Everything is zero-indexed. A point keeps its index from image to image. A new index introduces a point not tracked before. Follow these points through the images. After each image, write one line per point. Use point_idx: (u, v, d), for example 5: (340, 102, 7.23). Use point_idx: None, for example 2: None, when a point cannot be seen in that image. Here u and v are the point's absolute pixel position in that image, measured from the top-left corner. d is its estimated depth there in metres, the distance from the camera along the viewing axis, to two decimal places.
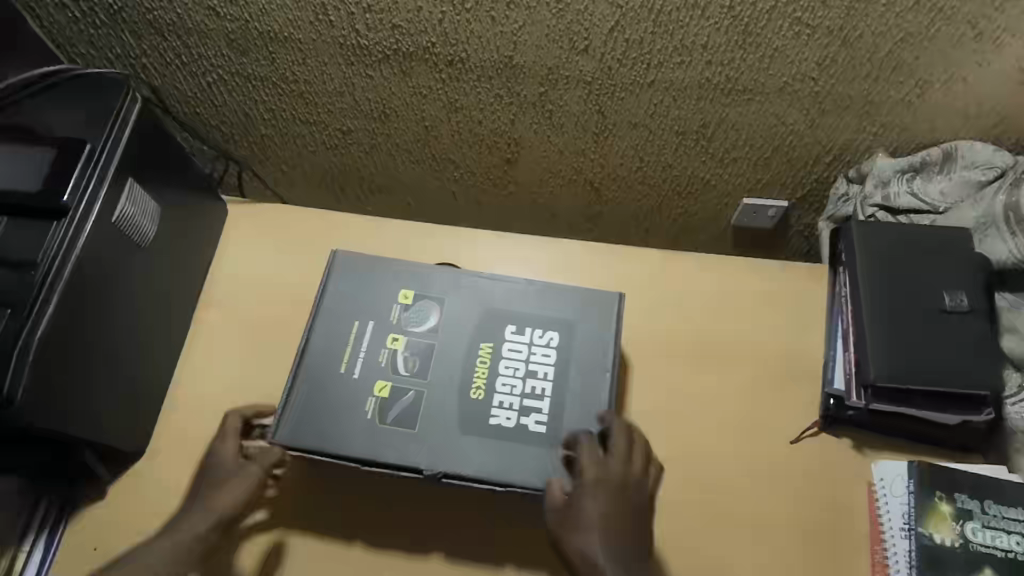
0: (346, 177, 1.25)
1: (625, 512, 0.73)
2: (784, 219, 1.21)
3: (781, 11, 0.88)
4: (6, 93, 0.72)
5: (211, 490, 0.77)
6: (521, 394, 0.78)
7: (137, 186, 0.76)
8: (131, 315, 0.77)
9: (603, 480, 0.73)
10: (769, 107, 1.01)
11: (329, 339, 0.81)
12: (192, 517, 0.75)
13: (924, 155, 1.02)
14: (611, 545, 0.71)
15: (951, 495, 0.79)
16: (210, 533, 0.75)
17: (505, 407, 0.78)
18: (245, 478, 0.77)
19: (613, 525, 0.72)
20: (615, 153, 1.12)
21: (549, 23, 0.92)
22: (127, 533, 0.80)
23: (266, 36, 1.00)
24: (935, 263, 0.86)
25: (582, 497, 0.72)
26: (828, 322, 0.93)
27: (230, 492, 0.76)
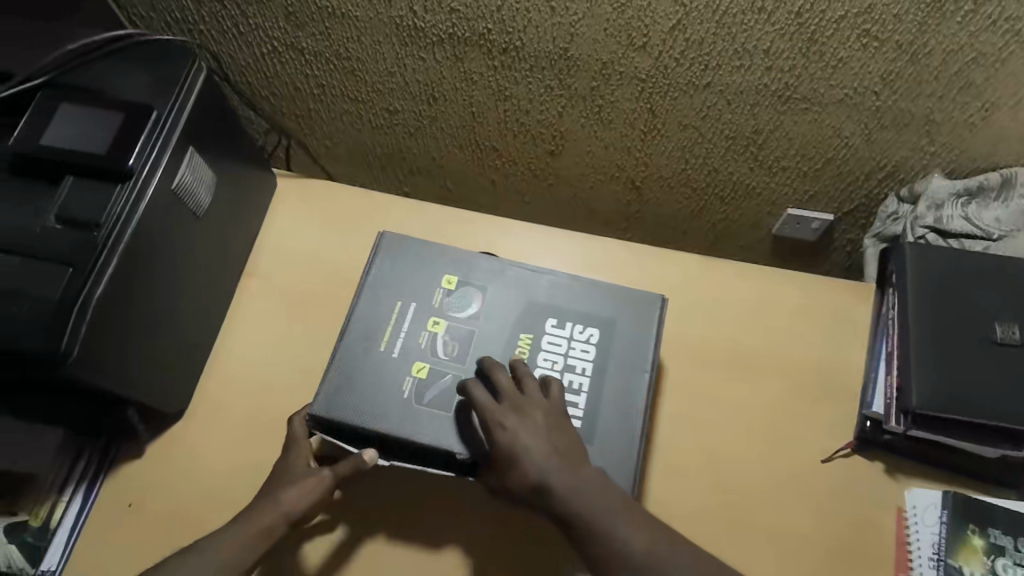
0: (388, 157, 1.25)
1: (548, 429, 0.71)
2: (828, 233, 1.19)
3: (851, 22, 0.85)
4: (80, 51, 0.75)
5: (281, 485, 0.75)
6: None
7: (196, 156, 0.77)
8: (178, 280, 0.78)
9: (504, 412, 0.71)
10: (826, 118, 0.99)
11: (371, 318, 0.82)
12: (262, 510, 0.73)
13: (981, 179, 0.99)
14: (542, 461, 0.68)
15: (985, 530, 0.78)
16: (278, 527, 0.72)
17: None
18: (315, 484, 0.75)
19: (536, 443, 0.69)
20: (661, 153, 1.10)
21: (609, 17, 0.91)
22: (161, 492, 0.82)
23: (323, 12, 1.00)
24: (985, 291, 0.84)
25: (496, 438, 0.70)
26: (872, 343, 0.92)
27: (299, 495, 0.74)
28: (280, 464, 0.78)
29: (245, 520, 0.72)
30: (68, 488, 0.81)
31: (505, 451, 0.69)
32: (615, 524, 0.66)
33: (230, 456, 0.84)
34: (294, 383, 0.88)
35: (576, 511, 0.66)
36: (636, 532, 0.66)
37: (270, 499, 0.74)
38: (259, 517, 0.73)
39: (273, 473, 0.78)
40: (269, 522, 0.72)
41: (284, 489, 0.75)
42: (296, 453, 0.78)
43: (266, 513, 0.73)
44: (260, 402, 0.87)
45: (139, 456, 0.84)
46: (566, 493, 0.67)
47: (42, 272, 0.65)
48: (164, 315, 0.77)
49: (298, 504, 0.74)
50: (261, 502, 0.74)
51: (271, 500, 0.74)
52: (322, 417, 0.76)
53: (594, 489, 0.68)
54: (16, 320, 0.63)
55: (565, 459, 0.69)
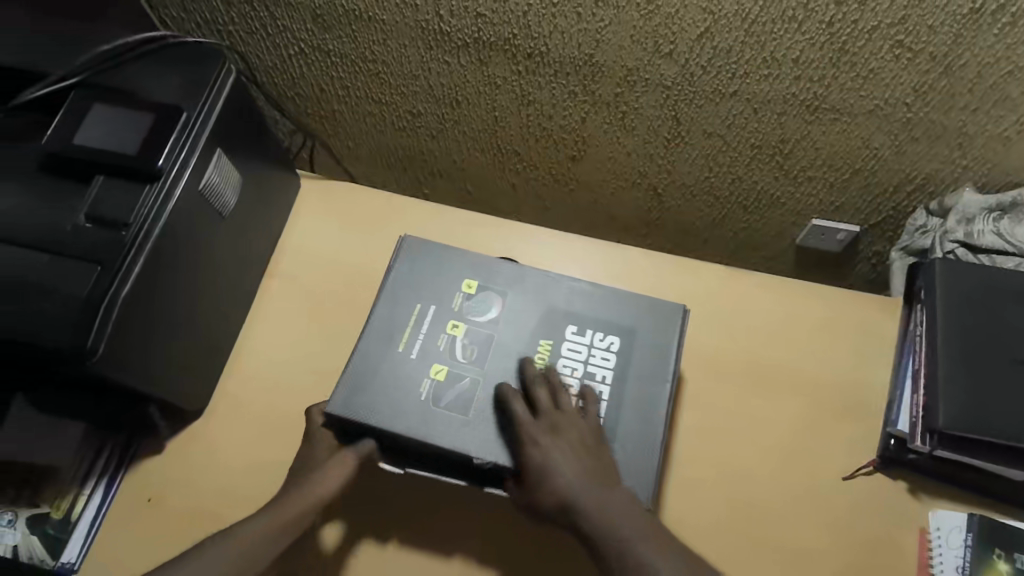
0: (410, 159, 1.26)
1: (581, 449, 0.71)
2: (853, 244, 1.17)
3: (883, 32, 0.84)
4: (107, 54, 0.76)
5: (304, 475, 0.76)
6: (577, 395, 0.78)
7: (223, 157, 0.78)
8: (201, 278, 0.79)
9: (539, 428, 0.72)
10: (854, 130, 0.97)
11: (390, 320, 0.82)
12: (290, 499, 0.73)
13: (1015, 194, 0.97)
14: (572, 481, 0.69)
15: (1011, 555, 0.76)
16: (305, 516, 0.73)
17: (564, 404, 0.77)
18: (337, 471, 0.75)
19: (567, 462, 0.70)
20: (685, 160, 1.09)
21: (636, 24, 0.90)
22: (179, 487, 0.83)
23: (350, 14, 1.01)
24: (1017, 310, 0.82)
25: (529, 453, 0.71)
26: (896, 360, 0.90)
27: (323, 483, 0.74)
28: (303, 454, 0.78)
29: (274, 509, 0.73)
30: (89, 482, 0.83)
31: (536, 467, 0.70)
32: (642, 553, 0.65)
33: (247, 455, 0.85)
34: (312, 383, 0.89)
35: (603, 535, 0.67)
36: (664, 560, 0.65)
37: (299, 489, 0.74)
38: (292, 504, 0.73)
39: (298, 463, 0.78)
40: (297, 511, 0.73)
41: (313, 479, 0.75)
42: (321, 442, 0.78)
43: (298, 502, 0.73)
44: (278, 401, 0.88)
45: (159, 451, 0.85)
46: (593, 516, 0.67)
47: (71, 270, 0.66)
48: (186, 314, 0.78)
49: (327, 493, 0.74)
50: (290, 491, 0.74)
51: (301, 490, 0.74)
52: (339, 417, 0.76)
53: (621, 513, 0.68)
54: (44, 316, 0.64)
55: (595, 481, 0.69)
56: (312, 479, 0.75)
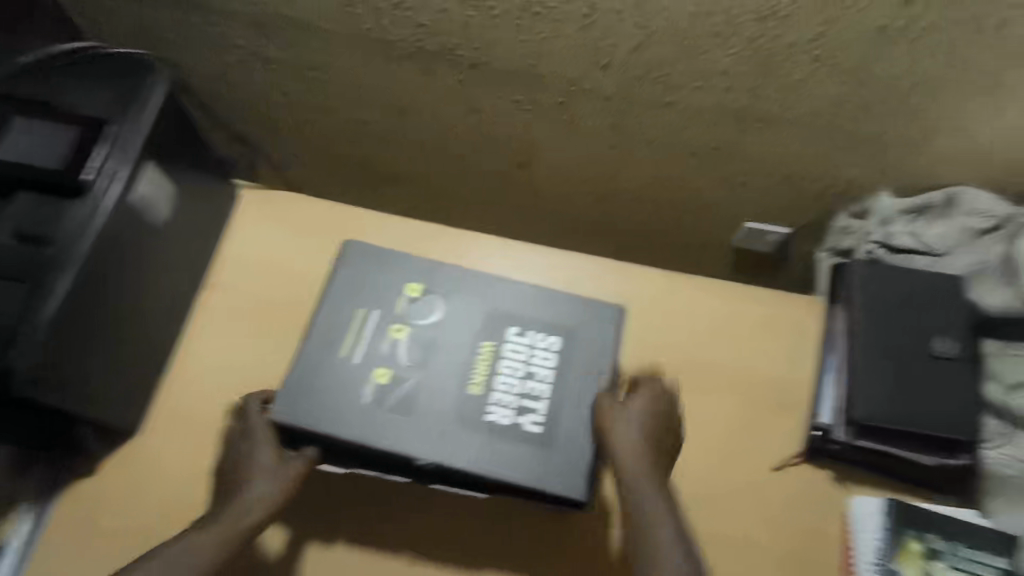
0: (355, 167, 1.25)
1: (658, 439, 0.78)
2: (784, 246, 1.23)
3: (802, 48, 0.89)
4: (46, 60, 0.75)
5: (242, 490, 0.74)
6: (519, 394, 0.80)
7: (156, 169, 0.76)
8: (137, 293, 0.78)
9: (649, 395, 0.80)
10: (780, 138, 1.03)
11: (333, 325, 0.82)
12: (227, 517, 0.72)
13: (926, 197, 1.05)
14: (643, 441, 0.76)
15: (922, 534, 0.82)
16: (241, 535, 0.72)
17: (503, 405, 0.79)
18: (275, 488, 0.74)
19: (648, 438, 0.77)
20: (626, 167, 1.13)
21: (574, 38, 0.93)
22: (118, 506, 0.81)
23: (289, 22, 1.00)
24: (927, 308, 0.88)
25: (634, 398, 0.79)
26: (819, 361, 0.94)
27: (263, 500, 0.73)
28: (248, 453, 0.77)
29: (231, 515, 0.72)
30: (20, 506, 0.80)
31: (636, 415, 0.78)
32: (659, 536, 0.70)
33: (188, 471, 0.83)
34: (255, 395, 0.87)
35: (642, 503, 0.72)
36: (678, 550, 0.69)
37: (253, 492, 0.74)
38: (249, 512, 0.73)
39: (243, 463, 0.76)
40: (233, 529, 0.71)
41: (267, 482, 0.74)
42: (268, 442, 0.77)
43: (255, 508, 0.73)
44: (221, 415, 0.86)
45: (94, 472, 0.83)
46: (648, 483, 0.73)
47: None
48: (121, 329, 0.76)
49: (282, 498, 0.74)
50: (243, 496, 0.73)
51: (255, 494, 0.74)
52: (282, 419, 0.76)
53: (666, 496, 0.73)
54: None
55: (661, 464, 0.76)
56: (264, 482, 0.74)
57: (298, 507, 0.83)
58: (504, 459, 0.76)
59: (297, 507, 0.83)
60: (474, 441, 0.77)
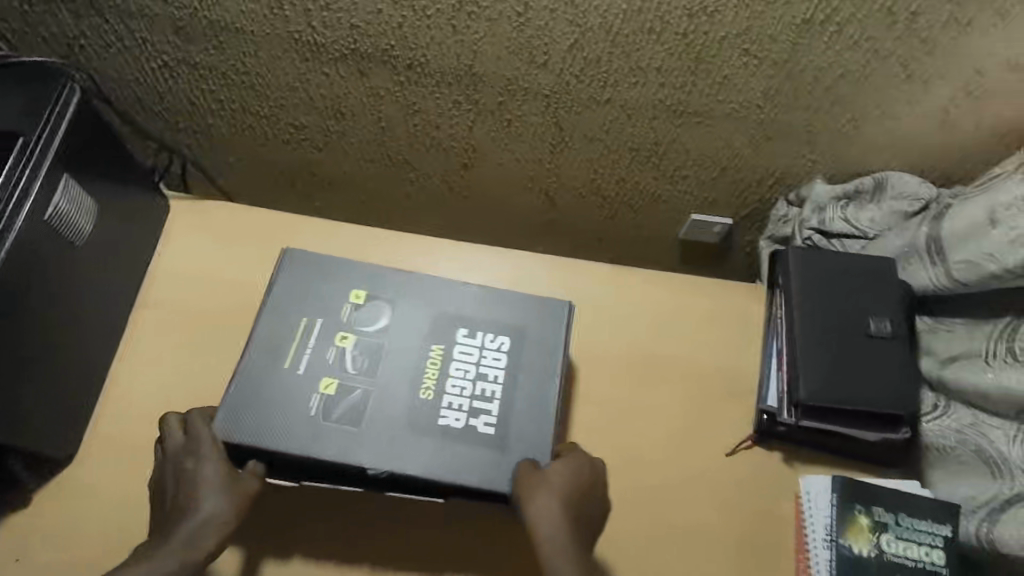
0: (296, 174, 1.22)
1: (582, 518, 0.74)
2: (729, 237, 1.26)
3: (732, 41, 0.91)
4: None
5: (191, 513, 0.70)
6: (471, 396, 0.79)
7: (74, 183, 0.72)
8: (60, 314, 0.73)
9: (570, 469, 0.76)
10: (717, 131, 1.05)
11: (274, 336, 0.79)
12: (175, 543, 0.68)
13: (856, 184, 1.09)
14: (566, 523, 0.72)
15: (869, 508, 0.84)
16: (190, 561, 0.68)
17: (454, 409, 0.78)
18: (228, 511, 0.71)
19: (569, 511, 0.73)
20: (571, 164, 1.13)
21: (509, 36, 0.93)
22: (54, 542, 0.76)
23: (216, 25, 0.96)
24: (862, 290, 0.91)
25: (554, 472, 0.75)
26: (764, 345, 0.97)
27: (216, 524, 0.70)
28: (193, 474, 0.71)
29: (183, 544, 0.68)
30: None
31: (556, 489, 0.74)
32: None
33: (127, 500, 0.79)
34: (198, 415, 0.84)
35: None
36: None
37: (205, 518, 0.70)
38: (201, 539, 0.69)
39: (188, 483, 0.71)
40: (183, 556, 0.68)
41: (220, 507, 0.70)
42: (216, 461, 0.72)
43: (208, 535, 0.69)
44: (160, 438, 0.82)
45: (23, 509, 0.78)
46: (568, 558, 0.69)
47: None
48: (43, 353, 0.72)
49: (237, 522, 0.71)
50: (194, 523, 0.69)
51: (206, 519, 0.70)
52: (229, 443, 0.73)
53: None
54: None
55: (582, 540, 0.72)
56: (217, 506, 0.70)
57: (248, 528, 0.80)
58: (462, 460, 0.75)
59: (248, 529, 0.80)
60: (429, 447, 0.75)
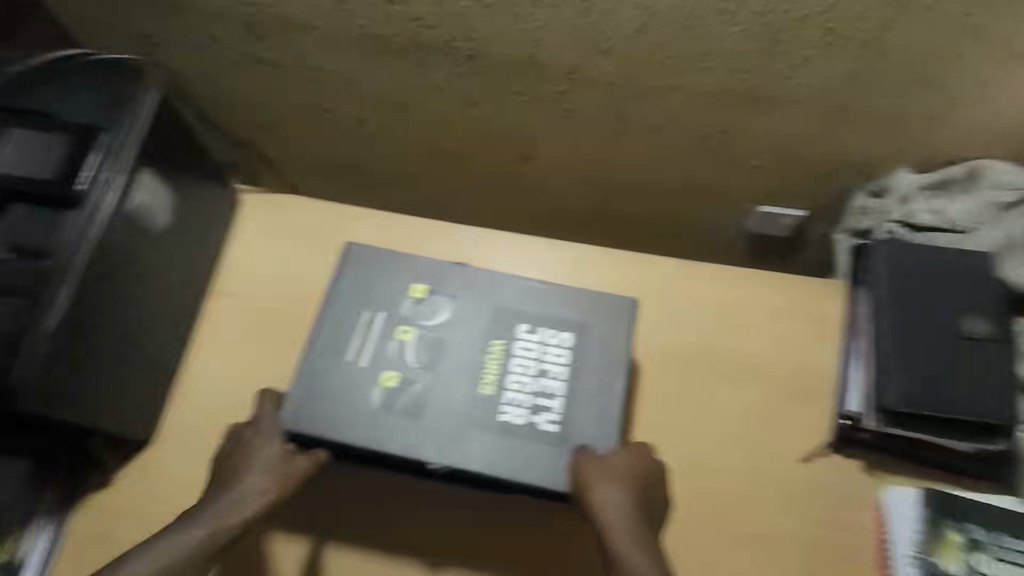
0: (357, 167, 1.23)
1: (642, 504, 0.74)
2: (800, 230, 1.20)
3: (813, 21, 0.86)
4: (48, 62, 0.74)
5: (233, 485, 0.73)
6: (533, 392, 0.77)
7: (152, 176, 0.75)
8: (139, 303, 0.76)
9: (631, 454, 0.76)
10: (793, 117, 1.00)
11: (337, 329, 0.80)
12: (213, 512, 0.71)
13: (947, 171, 1.01)
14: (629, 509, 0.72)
15: (962, 525, 0.77)
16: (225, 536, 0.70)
17: (515, 405, 0.77)
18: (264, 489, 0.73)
19: (634, 497, 0.73)
20: (634, 155, 1.10)
21: (574, 23, 0.90)
22: (133, 522, 0.80)
23: (283, 22, 0.98)
24: (954, 288, 0.84)
25: (616, 456, 0.75)
26: (844, 343, 0.91)
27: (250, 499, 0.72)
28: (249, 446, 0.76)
29: (218, 511, 0.71)
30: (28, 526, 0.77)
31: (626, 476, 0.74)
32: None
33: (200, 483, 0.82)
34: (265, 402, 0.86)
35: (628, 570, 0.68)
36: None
37: (243, 491, 0.73)
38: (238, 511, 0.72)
39: (239, 456, 0.75)
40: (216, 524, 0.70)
41: (262, 483, 0.73)
42: (274, 437, 0.76)
43: (243, 509, 0.72)
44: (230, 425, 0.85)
45: (105, 487, 0.82)
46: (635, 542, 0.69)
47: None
48: (124, 340, 0.75)
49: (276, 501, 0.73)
50: (233, 493, 0.72)
51: (246, 493, 0.73)
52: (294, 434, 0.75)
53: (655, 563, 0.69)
54: None
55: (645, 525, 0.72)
56: (257, 481, 0.73)
57: (313, 515, 0.82)
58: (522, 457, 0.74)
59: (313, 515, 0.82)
60: (489, 443, 0.75)
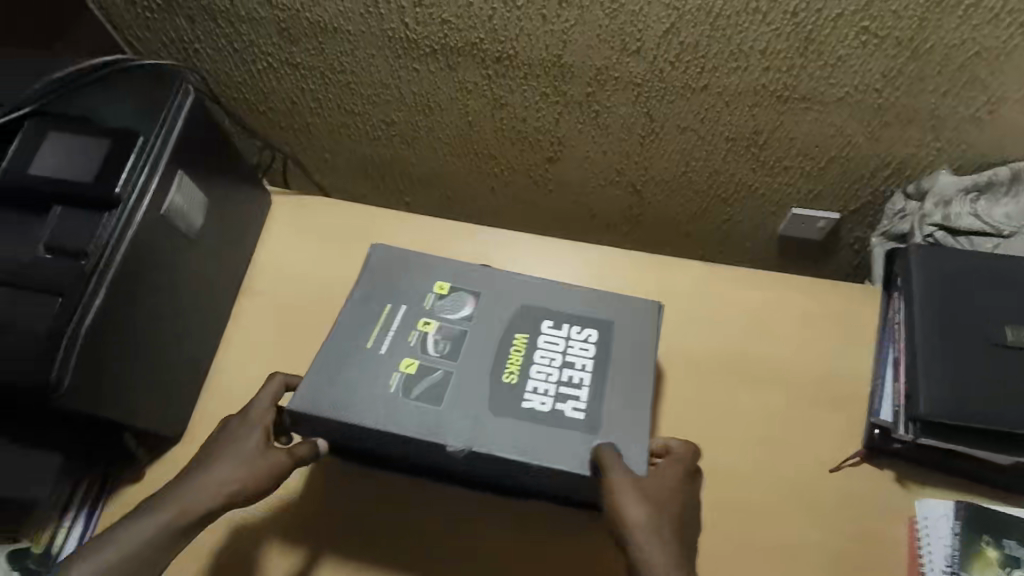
0: (385, 169, 1.25)
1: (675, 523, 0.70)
2: (835, 232, 1.17)
3: (848, 19, 0.84)
4: (86, 70, 0.76)
5: (208, 470, 0.72)
6: (557, 382, 0.77)
7: (186, 178, 0.77)
8: (173, 301, 0.78)
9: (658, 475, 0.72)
10: (826, 118, 0.97)
11: (361, 317, 0.80)
12: (185, 494, 0.71)
13: (991, 174, 0.97)
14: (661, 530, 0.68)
15: (999, 540, 0.75)
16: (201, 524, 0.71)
17: (538, 394, 0.76)
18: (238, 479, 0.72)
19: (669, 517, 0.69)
20: (661, 156, 1.08)
21: (602, 23, 0.89)
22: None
23: (315, 26, 1.00)
24: (995, 295, 0.81)
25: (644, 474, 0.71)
26: (878, 353, 0.88)
27: (223, 487, 0.71)
28: (233, 433, 0.75)
29: (191, 494, 0.71)
30: (68, 513, 0.81)
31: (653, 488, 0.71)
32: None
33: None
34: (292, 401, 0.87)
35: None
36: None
37: (217, 478, 0.72)
38: (208, 499, 0.71)
39: (225, 440, 0.75)
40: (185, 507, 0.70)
41: (238, 472, 0.72)
42: (260, 425, 0.76)
43: (214, 495, 0.71)
44: None
45: (140, 480, 0.84)
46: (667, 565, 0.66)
47: (35, 302, 0.66)
48: (159, 338, 0.77)
49: (247, 493, 0.72)
50: (205, 478, 0.72)
51: (220, 479, 0.72)
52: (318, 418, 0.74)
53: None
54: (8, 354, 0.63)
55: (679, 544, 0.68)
56: (234, 471, 0.72)
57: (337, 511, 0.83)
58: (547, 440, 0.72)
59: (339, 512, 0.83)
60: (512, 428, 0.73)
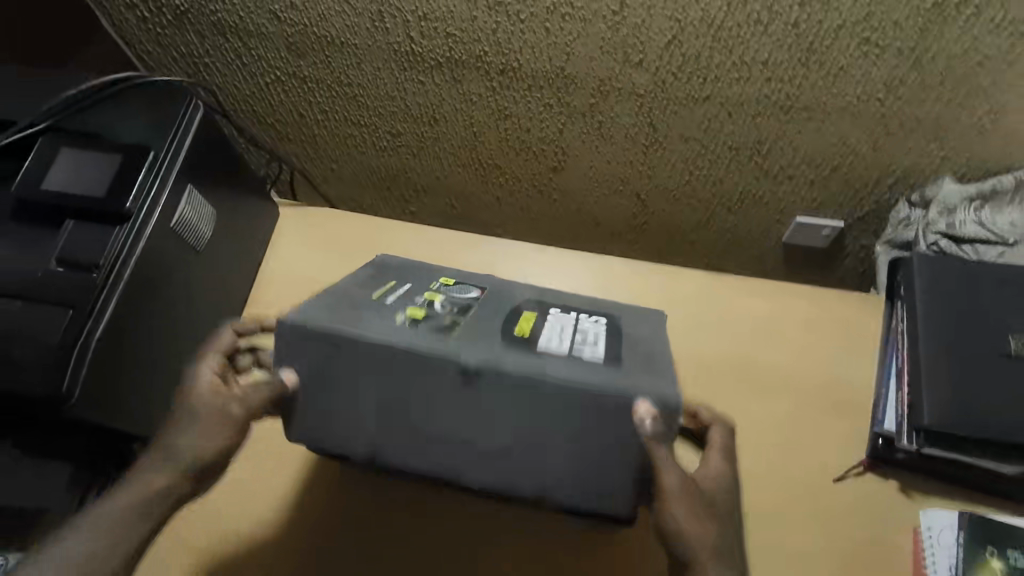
0: (391, 179, 1.26)
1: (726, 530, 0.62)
2: (840, 240, 1.17)
3: (849, 30, 0.84)
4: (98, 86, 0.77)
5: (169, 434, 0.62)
6: (571, 335, 0.67)
7: (196, 193, 0.79)
8: (180, 312, 0.79)
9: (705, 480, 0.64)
10: (829, 127, 0.98)
11: (364, 283, 0.74)
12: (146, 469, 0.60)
13: (995, 182, 0.98)
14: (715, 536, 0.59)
15: (1005, 551, 0.73)
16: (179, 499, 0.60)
17: (550, 336, 0.65)
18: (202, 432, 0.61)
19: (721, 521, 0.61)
20: (665, 165, 1.09)
21: (605, 36, 0.90)
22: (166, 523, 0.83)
23: (323, 40, 1.02)
24: (1000, 303, 0.81)
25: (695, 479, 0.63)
26: (881, 362, 0.88)
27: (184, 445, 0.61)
28: (180, 392, 0.65)
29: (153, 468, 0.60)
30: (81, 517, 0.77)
31: (706, 491, 0.61)
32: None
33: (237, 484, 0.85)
34: None
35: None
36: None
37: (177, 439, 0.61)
38: (172, 468, 0.60)
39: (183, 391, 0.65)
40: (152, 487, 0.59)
41: (196, 430, 0.61)
42: (208, 372, 0.65)
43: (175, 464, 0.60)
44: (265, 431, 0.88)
45: None
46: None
47: (44, 315, 0.66)
48: (169, 347, 0.78)
49: (216, 450, 0.61)
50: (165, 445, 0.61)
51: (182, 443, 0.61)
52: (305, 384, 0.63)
53: None
54: (20, 364, 0.64)
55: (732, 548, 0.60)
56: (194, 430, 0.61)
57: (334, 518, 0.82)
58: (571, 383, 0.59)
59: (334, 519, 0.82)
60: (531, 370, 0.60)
